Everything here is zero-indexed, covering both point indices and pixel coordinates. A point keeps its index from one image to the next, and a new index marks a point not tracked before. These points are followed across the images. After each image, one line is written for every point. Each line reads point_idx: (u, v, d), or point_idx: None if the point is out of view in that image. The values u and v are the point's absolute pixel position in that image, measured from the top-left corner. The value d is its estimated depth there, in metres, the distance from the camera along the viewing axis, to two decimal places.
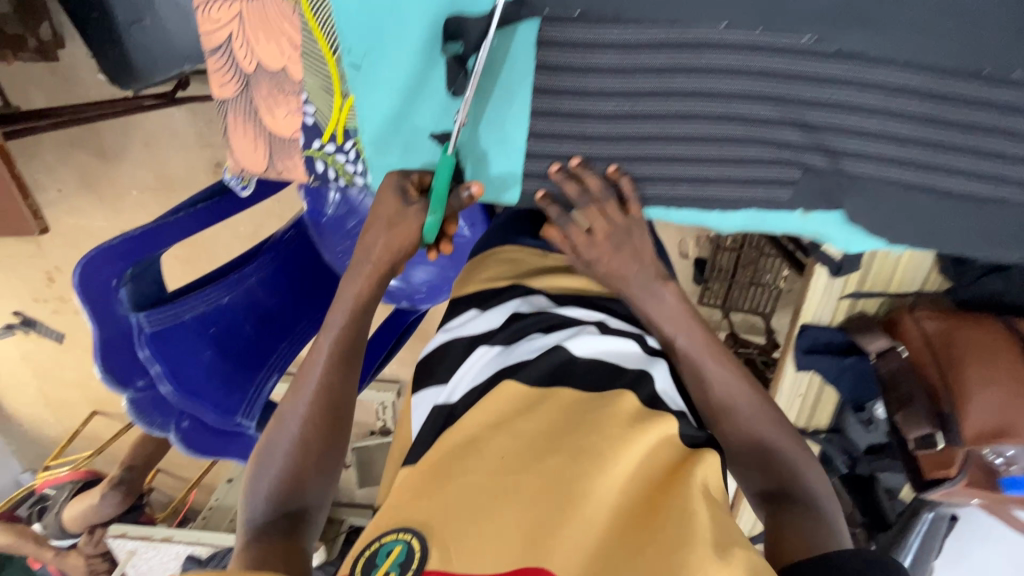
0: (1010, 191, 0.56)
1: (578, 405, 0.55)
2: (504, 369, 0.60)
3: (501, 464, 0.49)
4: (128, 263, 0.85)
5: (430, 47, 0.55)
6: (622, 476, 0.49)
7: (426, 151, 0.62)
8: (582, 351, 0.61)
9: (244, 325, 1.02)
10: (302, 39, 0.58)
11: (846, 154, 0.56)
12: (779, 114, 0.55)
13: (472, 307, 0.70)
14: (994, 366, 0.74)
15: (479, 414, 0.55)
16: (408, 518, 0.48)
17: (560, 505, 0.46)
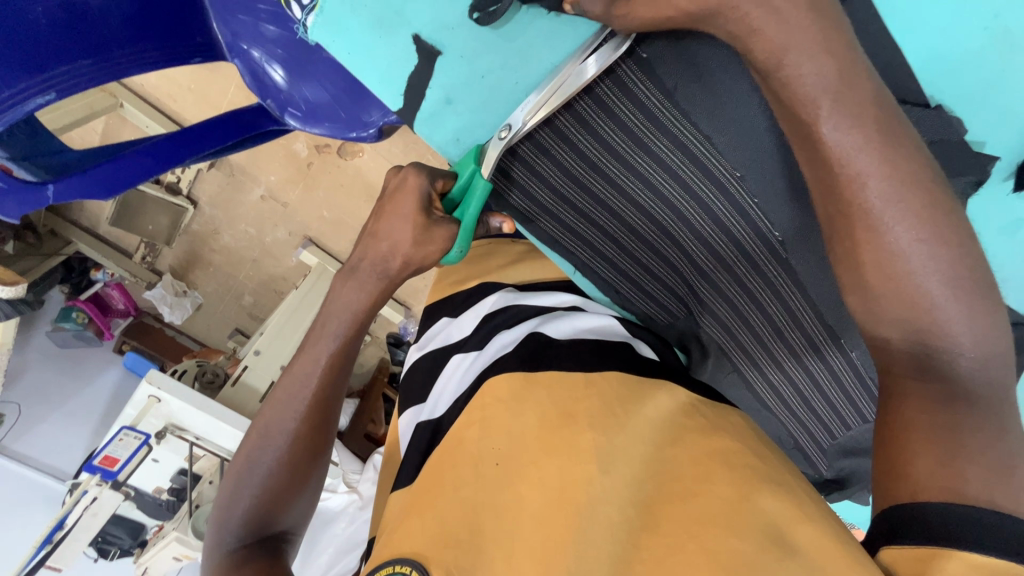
0: (793, 420, 0.71)
1: (554, 388, 0.54)
2: (479, 370, 0.62)
3: (496, 471, 0.49)
4: None
5: None
6: (629, 470, 0.47)
7: (402, 45, 0.56)
8: (559, 332, 0.63)
9: (36, 7, 0.71)
10: None
11: (719, 323, 0.67)
12: (709, 263, 0.64)
13: (446, 316, 0.76)
14: None
15: (463, 426, 0.55)
16: (406, 547, 0.46)
17: (557, 501, 0.45)
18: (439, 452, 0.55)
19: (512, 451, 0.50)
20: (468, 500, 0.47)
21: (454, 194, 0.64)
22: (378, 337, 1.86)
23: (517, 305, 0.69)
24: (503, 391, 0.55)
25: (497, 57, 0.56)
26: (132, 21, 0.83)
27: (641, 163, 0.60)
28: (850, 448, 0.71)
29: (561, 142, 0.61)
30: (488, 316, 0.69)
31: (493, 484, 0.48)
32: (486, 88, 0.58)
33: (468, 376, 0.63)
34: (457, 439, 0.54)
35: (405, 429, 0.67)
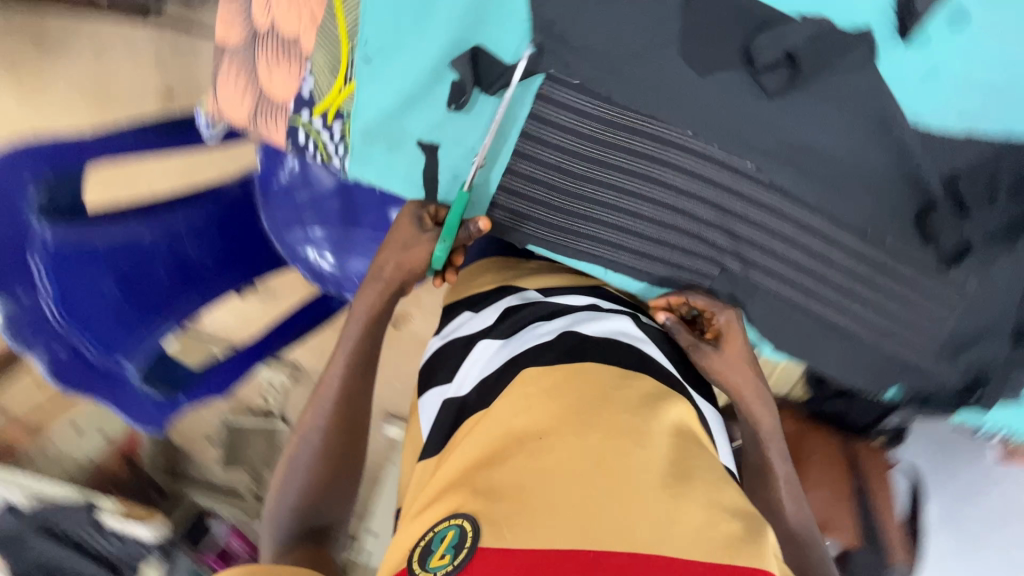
0: (867, 333, 0.72)
1: (599, 386, 0.53)
2: (510, 354, 0.60)
3: (549, 442, 0.48)
4: (49, 165, 0.80)
5: (442, 63, 0.58)
6: (665, 453, 0.48)
7: (410, 154, 0.65)
8: (591, 329, 0.61)
9: (158, 267, 0.93)
10: (324, 16, 0.58)
11: (755, 266, 0.68)
12: (713, 217, 0.66)
13: (466, 309, 0.73)
14: (825, 474, 0.91)
15: (506, 408, 0.54)
16: (462, 504, 0.47)
17: (608, 467, 0.45)
18: (476, 435, 0.53)
19: (555, 427, 0.50)
20: (509, 469, 0.47)
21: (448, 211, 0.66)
22: None
23: (541, 303, 0.68)
24: (536, 385, 0.54)
25: (488, 132, 0.63)
26: (220, 258, 1.05)
27: (612, 158, 0.64)
28: (962, 344, 0.70)
29: (531, 181, 0.67)
30: (513, 309, 0.68)
31: (536, 458, 0.47)
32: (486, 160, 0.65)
33: (497, 359, 0.61)
34: (489, 413, 0.55)
35: (426, 418, 0.66)
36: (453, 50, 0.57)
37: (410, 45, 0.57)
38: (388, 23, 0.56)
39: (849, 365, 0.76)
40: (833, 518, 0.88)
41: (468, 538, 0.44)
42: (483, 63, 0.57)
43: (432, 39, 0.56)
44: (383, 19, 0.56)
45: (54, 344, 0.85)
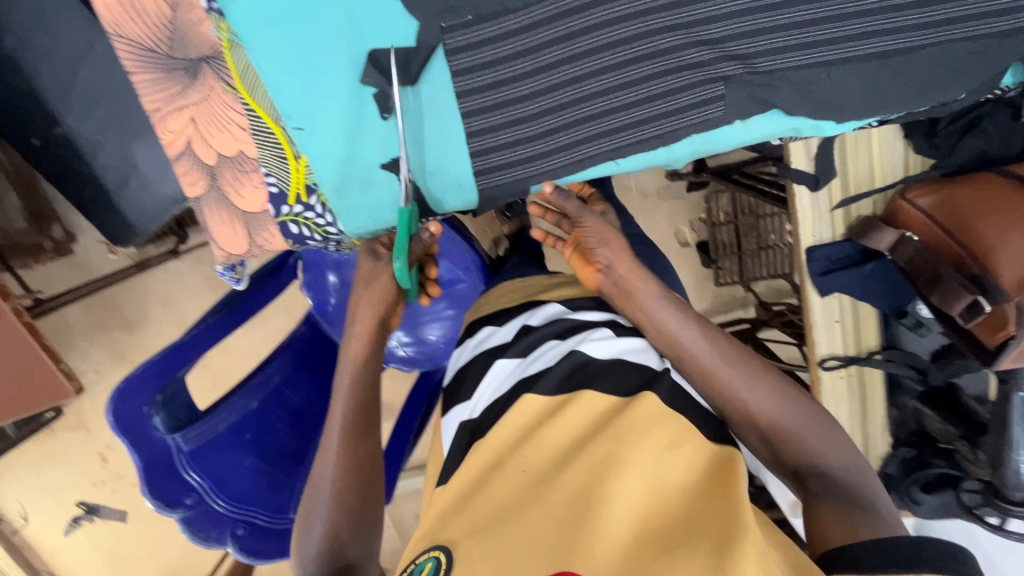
0: (922, 37, 0.58)
1: (617, 440, 0.59)
2: (532, 367, 0.73)
3: (527, 475, 0.60)
4: (155, 387, 0.88)
5: (357, 87, 0.60)
6: (646, 486, 0.56)
7: (382, 182, 0.66)
8: (601, 351, 0.72)
9: (278, 425, 1.03)
10: (249, 120, 0.62)
11: (756, 55, 0.59)
12: (677, 39, 0.59)
13: (490, 326, 0.86)
14: (1006, 215, 0.73)
15: (506, 427, 0.67)
16: (441, 538, 0.58)
17: (586, 511, 0.54)
18: (480, 459, 0.65)
19: (549, 466, 0.61)
20: (507, 485, 0.60)
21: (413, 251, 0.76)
22: None
23: (563, 318, 0.79)
24: (573, 411, 0.65)
25: (432, 118, 0.63)
26: (323, 395, 1.12)
27: (547, 56, 0.60)
28: None
29: (493, 129, 0.63)
30: (527, 328, 0.80)
31: (528, 484, 0.59)
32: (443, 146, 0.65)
33: (512, 375, 0.74)
34: (492, 441, 0.67)
35: (447, 434, 0.75)
36: (358, 70, 0.59)
37: (324, 93, 0.60)
38: (295, 88, 0.60)
39: (931, 87, 0.60)
40: None
41: (445, 569, 0.55)
42: (389, 67, 0.60)
43: (337, 74, 0.60)
44: (290, 88, 0.59)
45: (231, 524, 0.94)
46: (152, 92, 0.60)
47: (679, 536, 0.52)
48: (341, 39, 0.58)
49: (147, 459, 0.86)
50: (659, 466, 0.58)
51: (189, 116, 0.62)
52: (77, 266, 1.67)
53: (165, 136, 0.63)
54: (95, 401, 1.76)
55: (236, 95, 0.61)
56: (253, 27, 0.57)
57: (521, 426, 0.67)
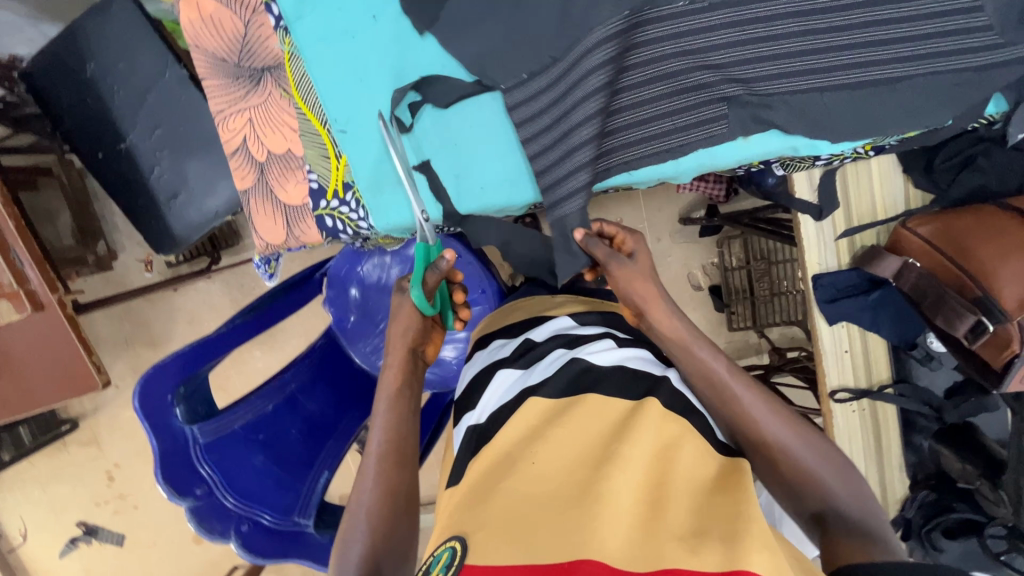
0: (911, 66, 0.63)
1: (616, 442, 0.63)
2: (542, 375, 0.77)
3: (537, 471, 0.61)
4: (180, 379, 0.92)
5: (396, 96, 0.68)
6: (642, 481, 0.59)
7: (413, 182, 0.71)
8: (602, 358, 0.77)
9: (291, 429, 1.05)
10: (299, 122, 0.70)
11: (756, 80, 0.65)
12: (685, 64, 0.65)
13: (502, 337, 0.91)
14: (1003, 241, 0.77)
15: (511, 429, 0.69)
16: (456, 530, 0.56)
17: (594, 497, 0.55)
18: (485, 460, 0.66)
19: (556, 468, 0.61)
20: (516, 482, 0.59)
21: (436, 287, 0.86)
22: None
23: (568, 332, 0.85)
24: (574, 415, 0.68)
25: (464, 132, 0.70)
26: (337, 404, 1.14)
27: (571, 79, 0.65)
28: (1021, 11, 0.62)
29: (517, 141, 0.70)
30: (533, 344, 0.85)
31: (537, 483, 0.59)
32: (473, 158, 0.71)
33: (517, 381, 0.78)
34: (498, 445, 0.67)
35: (458, 437, 0.78)
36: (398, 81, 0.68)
37: (366, 100, 0.68)
38: (342, 96, 0.68)
39: (926, 109, 0.65)
40: None
41: (461, 557, 0.52)
42: (426, 83, 0.67)
43: (379, 85, 0.68)
44: (337, 96, 0.68)
45: (236, 520, 0.94)
46: (219, 95, 0.70)
47: (688, 526, 0.53)
48: (385, 55, 0.67)
49: (165, 446, 0.89)
50: (653, 472, 0.61)
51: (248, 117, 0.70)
52: (116, 282, 1.78)
53: (225, 131, 0.71)
54: (112, 418, 1.80)
55: (290, 101, 0.69)
56: (312, 42, 0.66)
57: (527, 432, 0.68)
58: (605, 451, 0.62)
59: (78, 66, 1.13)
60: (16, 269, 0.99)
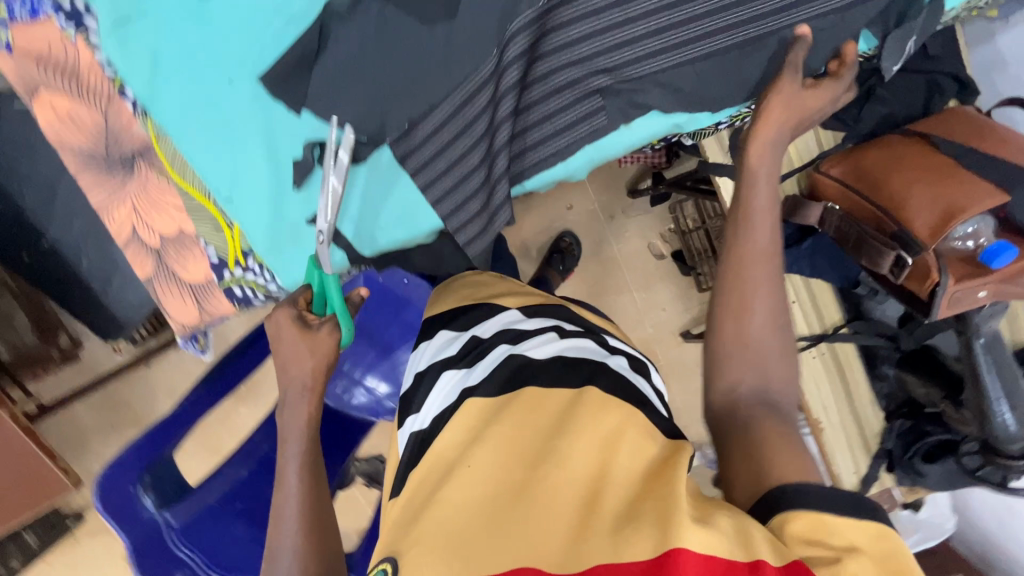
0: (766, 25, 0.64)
1: (548, 436, 0.63)
2: (481, 373, 0.76)
3: (473, 476, 0.60)
4: (142, 467, 0.91)
5: (272, 156, 0.68)
6: (579, 471, 0.59)
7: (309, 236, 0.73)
8: (540, 353, 0.77)
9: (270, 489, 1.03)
10: (184, 200, 0.68)
11: (624, 66, 0.64)
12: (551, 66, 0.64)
13: (444, 329, 0.87)
14: (912, 169, 0.77)
15: (450, 435, 0.68)
16: (388, 550, 0.56)
17: (525, 501, 0.55)
18: (423, 468, 0.65)
19: (492, 477, 0.59)
20: (453, 490, 0.59)
21: (316, 298, 0.76)
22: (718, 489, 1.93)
23: (511, 327, 0.83)
24: (509, 414, 0.67)
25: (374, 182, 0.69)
26: None
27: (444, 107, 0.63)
28: None
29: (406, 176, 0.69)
30: (479, 340, 0.82)
31: (473, 494, 0.58)
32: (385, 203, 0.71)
33: (458, 382, 0.76)
34: (440, 454, 0.66)
35: (402, 443, 0.77)
36: (269, 143, 0.67)
37: (245, 166, 0.68)
38: (219, 170, 0.68)
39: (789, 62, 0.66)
40: (957, 200, 0.73)
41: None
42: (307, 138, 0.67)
43: (251, 150, 0.67)
44: (214, 170, 0.68)
45: None
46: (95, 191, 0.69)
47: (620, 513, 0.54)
48: (253, 117, 0.66)
49: (138, 536, 0.90)
50: (589, 464, 0.59)
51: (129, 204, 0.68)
52: (87, 370, 1.77)
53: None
54: None
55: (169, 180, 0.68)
56: (174, 119, 0.65)
57: (471, 439, 0.66)
58: (544, 452, 0.61)
59: None
60: None
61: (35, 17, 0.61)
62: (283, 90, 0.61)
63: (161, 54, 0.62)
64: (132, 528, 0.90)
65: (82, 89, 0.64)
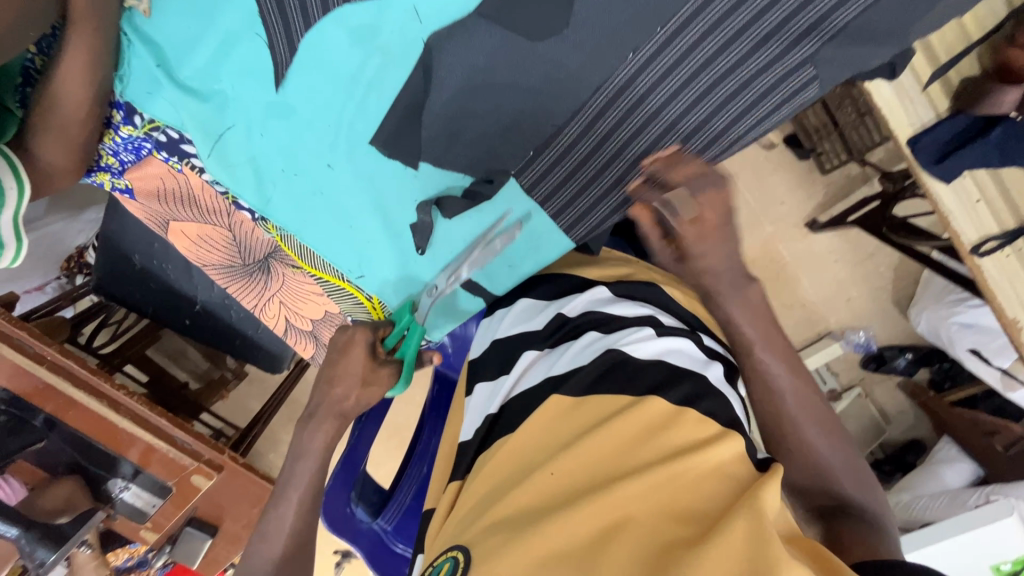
0: None
1: (638, 450, 0.49)
2: (567, 365, 0.60)
3: (550, 476, 0.50)
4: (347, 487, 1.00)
5: (389, 226, 0.66)
6: (678, 487, 0.47)
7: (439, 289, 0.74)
8: (639, 352, 0.58)
9: None
10: (321, 285, 0.75)
11: None
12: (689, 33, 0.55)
13: (525, 299, 0.73)
14: None
15: (531, 435, 0.55)
16: (458, 538, 0.52)
17: (609, 517, 0.46)
18: (491, 464, 0.56)
19: (578, 478, 0.49)
20: (527, 487, 0.50)
21: (393, 334, 0.71)
22: (866, 373, 1.80)
23: (595, 311, 0.64)
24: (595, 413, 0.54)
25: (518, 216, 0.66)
26: None
27: (575, 125, 0.59)
28: None
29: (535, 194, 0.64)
30: (563, 320, 0.66)
31: (553, 496, 0.49)
32: (522, 255, 0.68)
33: (539, 372, 0.61)
34: (519, 444, 0.55)
35: (468, 420, 0.67)
36: (383, 212, 0.65)
37: (365, 241, 0.68)
38: (346, 249, 0.68)
39: None
40: None
41: (465, 570, 0.49)
42: (439, 198, 0.64)
43: (368, 225, 0.66)
44: (342, 251, 0.68)
45: None
46: (246, 294, 0.82)
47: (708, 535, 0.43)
48: (361, 194, 0.64)
49: (367, 544, 1.00)
50: (691, 476, 0.47)
51: (279, 298, 0.80)
52: None
53: (267, 319, 0.85)
54: None
55: (305, 272, 0.74)
56: (292, 217, 0.66)
57: (556, 434, 0.54)
58: (639, 455, 0.49)
59: (128, 260, 1.20)
60: (190, 449, 1.19)
61: (140, 157, 0.64)
62: (395, 150, 0.60)
63: (262, 158, 0.61)
64: (358, 536, 1.01)
65: (208, 213, 0.70)
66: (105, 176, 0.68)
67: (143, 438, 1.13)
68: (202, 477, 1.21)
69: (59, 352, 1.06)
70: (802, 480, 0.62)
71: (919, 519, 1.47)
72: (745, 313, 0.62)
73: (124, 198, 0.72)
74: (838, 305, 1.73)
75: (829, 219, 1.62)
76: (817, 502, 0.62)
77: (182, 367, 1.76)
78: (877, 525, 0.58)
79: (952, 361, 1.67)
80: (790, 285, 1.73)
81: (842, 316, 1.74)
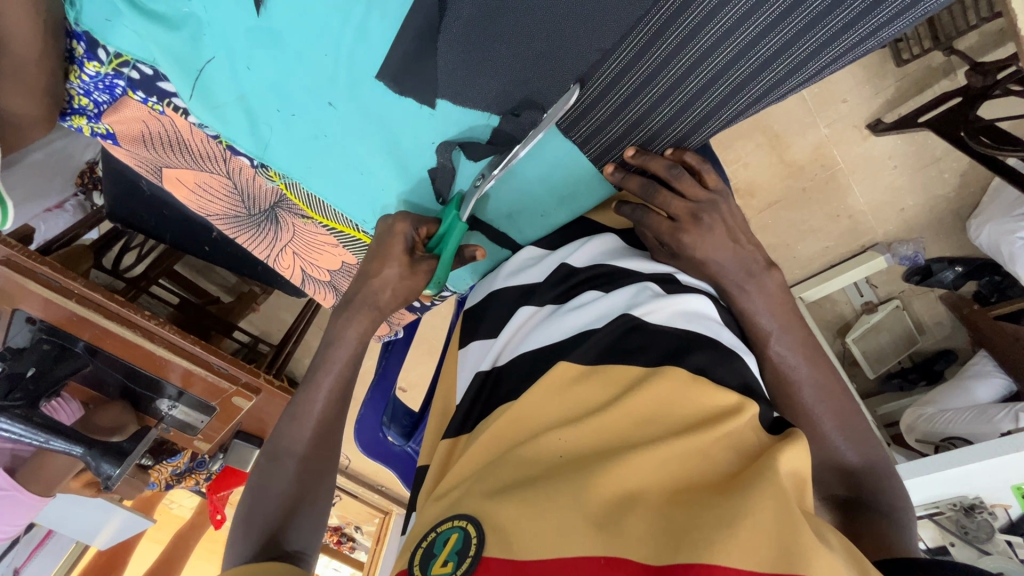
0: None
1: (650, 420, 0.43)
2: (567, 330, 0.52)
3: (563, 443, 0.44)
4: (377, 413, 1.01)
5: (401, 169, 0.59)
6: (697, 452, 0.41)
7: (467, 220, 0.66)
8: (655, 317, 0.50)
9: None
10: (335, 237, 0.70)
11: None
12: None
13: (535, 250, 0.65)
14: None
15: (536, 403, 0.47)
16: (463, 505, 0.44)
17: (627, 490, 0.39)
18: (490, 430, 0.48)
19: (590, 450, 0.43)
20: (532, 448, 0.45)
21: (437, 231, 0.61)
22: (908, 287, 1.70)
23: (605, 266, 0.57)
24: (609, 378, 0.46)
25: (550, 154, 0.59)
26: None
27: (624, 52, 0.50)
28: None
29: (582, 125, 0.57)
30: (570, 272, 0.58)
31: (561, 462, 0.43)
32: (553, 190, 0.63)
33: (543, 334, 0.53)
34: (517, 414, 0.48)
35: (462, 377, 0.60)
36: (393, 155, 0.57)
37: (378, 188, 0.61)
38: (356, 196, 0.62)
39: None
40: None
41: (475, 546, 0.41)
42: (456, 138, 0.55)
43: (377, 166, 0.58)
44: (353, 199, 0.62)
45: None
46: (258, 244, 0.80)
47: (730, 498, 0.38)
48: (370, 134, 0.55)
49: (401, 466, 1.03)
50: (705, 445, 0.41)
51: (291, 250, 0.78)
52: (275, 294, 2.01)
53: (283, 268, 0.84)
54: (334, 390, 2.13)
55: (316, 222, 0.69)
56: (295, 164, 0.58)
57: (560, 407, 0.47)
58: (651, 432, 0.43)
59: (135, 185, 1.14)
60: (227, 373, 1.22)
61: (114, 96, 0.56)
62: (408, 87, 0.50)
63: (252, 96, 0.52)
64: (391, 458, 1.04)
65: (206, 161, 0.64)
66: (81, 120, 0.62)
67: (182, 363, 1.16)
68: (243, 398, 1.26)
69: (86, 286, 1.06)
70: (818, 459, 0.59)
71: (939, 432, 1.46)
72: (771, 299, 0.56)
73: (108, 143, 0.66)
74: (890, 215, 1.59)
75: (896, 120, 1.41)
76: (830, 487, 0.60)
77: (211, 281, 1.78)
78: (892, 515, 0.56)
79: (1005, 275, 1.56)
80: (840, 192, 1.57)
81: (892, 227, 1.60)
